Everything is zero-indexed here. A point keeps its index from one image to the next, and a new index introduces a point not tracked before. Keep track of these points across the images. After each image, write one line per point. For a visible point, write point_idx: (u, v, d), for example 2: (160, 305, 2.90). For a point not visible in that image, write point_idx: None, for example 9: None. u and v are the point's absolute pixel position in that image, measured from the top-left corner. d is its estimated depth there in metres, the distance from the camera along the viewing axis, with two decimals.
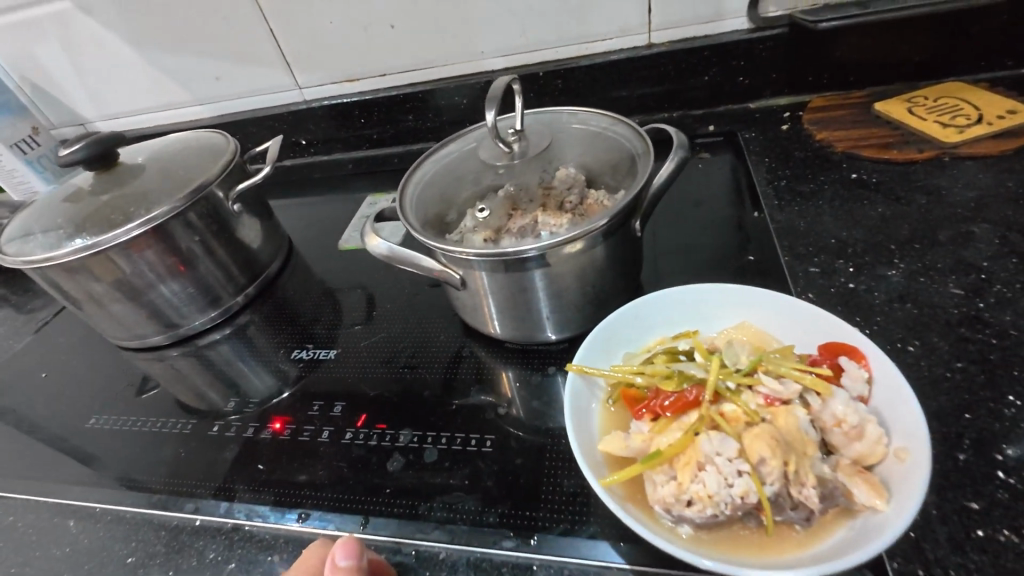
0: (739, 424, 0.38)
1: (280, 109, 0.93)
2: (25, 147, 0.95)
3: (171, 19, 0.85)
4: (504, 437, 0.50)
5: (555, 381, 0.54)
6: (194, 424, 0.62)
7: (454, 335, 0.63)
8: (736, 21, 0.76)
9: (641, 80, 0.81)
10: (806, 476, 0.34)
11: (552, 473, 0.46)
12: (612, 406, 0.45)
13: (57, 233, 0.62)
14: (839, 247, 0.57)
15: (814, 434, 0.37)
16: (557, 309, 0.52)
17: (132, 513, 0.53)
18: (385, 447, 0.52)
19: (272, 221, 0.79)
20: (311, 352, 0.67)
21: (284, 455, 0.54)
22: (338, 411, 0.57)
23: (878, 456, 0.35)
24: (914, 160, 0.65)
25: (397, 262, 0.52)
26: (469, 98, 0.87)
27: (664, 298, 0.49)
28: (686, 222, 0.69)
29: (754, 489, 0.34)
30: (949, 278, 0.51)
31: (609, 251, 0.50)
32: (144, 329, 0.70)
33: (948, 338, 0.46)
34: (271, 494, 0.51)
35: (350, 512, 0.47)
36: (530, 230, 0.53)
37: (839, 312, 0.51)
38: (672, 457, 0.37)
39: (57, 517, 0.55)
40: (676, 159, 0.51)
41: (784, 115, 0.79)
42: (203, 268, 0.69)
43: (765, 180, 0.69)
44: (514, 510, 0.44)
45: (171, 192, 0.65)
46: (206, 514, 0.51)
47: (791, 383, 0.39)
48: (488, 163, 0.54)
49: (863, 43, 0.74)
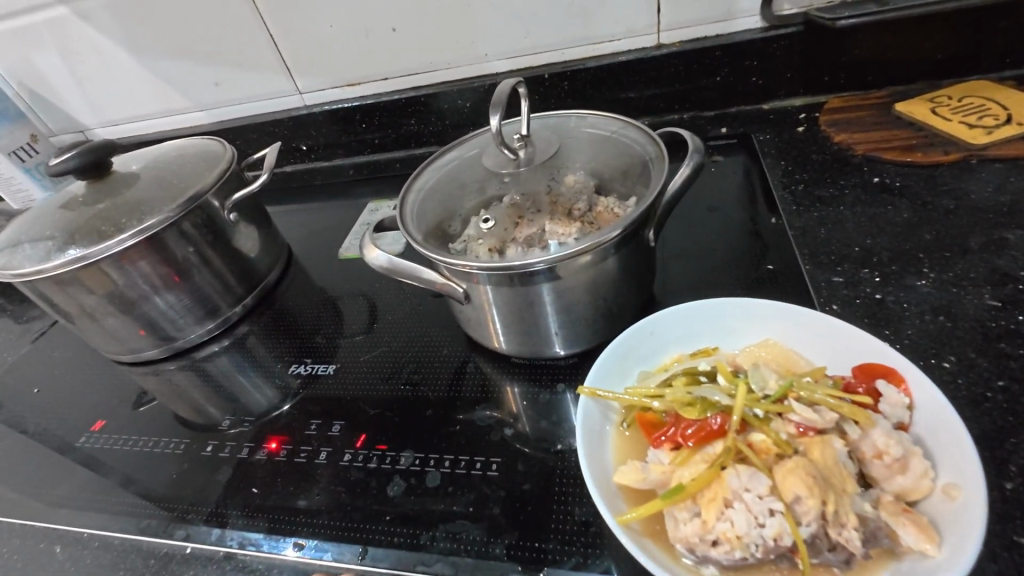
0: (769, 456, 0.36)
1: (280, 114, 0.91)
2: (23, 155, 0.93)
3: (168, 24, 0.83)
4: (511, 460, 0.47)
5: (565, 399, 0.52)
6: (188, 443, 0.59)
7: (458, 349, 0.60)
8: (748, 20, 0.73)
9: (651, 81, 0.79)
10: (846, 517, 0.32)
11: (562, 500, 0.43)
12: (626, 430, 0.42)
13: (47, 244, 0.60)
14: (863, 255, 0.54)
15: (852, 466, 0.35)
16: (567, 323, 0.50)
17: (121, 539, 0.51)
18: (385, 470, 0.49)
19: (271, 229, 0.77)
20: (309, 367, 0.64)
21: (279, 478, 0.52)
22: (337, 431, 0.55)
23: (922, 492, 0.33)
24: (939, 162, 0.61)
25: (396, 275, 0.50)
26: (472, 102, 0.84)
27: (682, 313, 0.46)
28: (699, 228, 0.66)
29: (787, 531, 0.32)
30: (984, 288, 0.48)
31: (621, 262, 0.48)
32: (139, 343, 0.68)
33: (986, 353, 0.43)
34: (265, 520, 0.48)
35: (349, 541, 0.45)
36: (537, 239, 0.49)
37: (867, 325, 0.48)
38: (695, 492, 0.35)
39: (44, 543, 0.53)
40: (692, 164, 0.49)
41: (799, 117, 0.76)
42: (199, 279, 0.66)
43: (781, 184, 0.66)
44: (522, 541, 0.41)
45: (165, 201, 0.63)
46: (197, 541, 0.48)
47: (826, 411, 0.36)
48: (493, 171, 0.52)
49: (882, 41, 0.71)
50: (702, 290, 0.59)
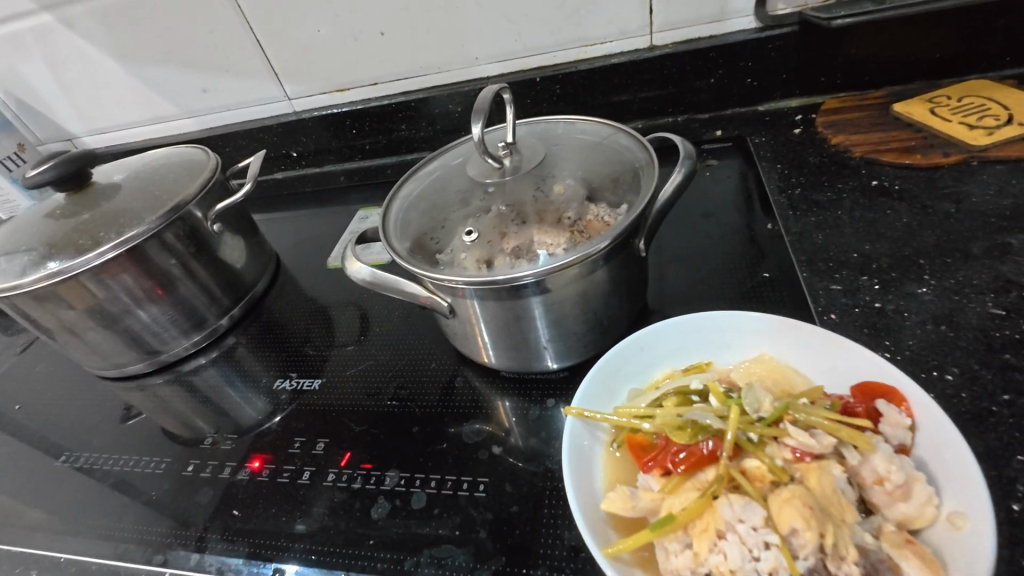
0: (764, 483, 0.34)
1: (269, 121, 0.90)
2: (10, 165, 0.91)
3: (151, 31, 0.81)
4: (499, 480, 0.46)
5: (556, 415, 0.50)
6: (171, 461, 0.58)
7: (446, 362, 0.59)
8: (743, 20, 0.72)
9: (644, 83, 0.77)
10: (845, 550, 0.30)
11: (552, 523, 0.42)
12: (616, 451, 0.41)
13: (24, 257, 0.58)
14: (863, 262, 0.52)
15: (851, 493, 0.33)
16: (557, 337, 0.48)
17: (99, 563, 0.49)
18: (370, 490, 0.48)
19: (258, 238, 0.75)
20: (295, 382, 0.62)
21: (261, 499, 0.50)
22: (320, 450, 0.53)
23: (925, 520, 0.31)
24: (939, 164, 0.60)
25: (379, 289, 0.48)
26: (463, 106, 0.83)
27: (672, 329, 0.45)
28: (694, 235, 0.64)
29: (784, 565, 0.30)
30: (987, 296, 0.46)
31: (612, 274, 0.46)
32: (122, 358, 0.66)
33: (991, 365, 0.42)
34: (246, 545, 0.47)
35: (331, 566, 0.43)
36: (525, 251, 0.46)
37: (866, 336, 0.46)
38: (686, 522, 0.33)
39: (21, 568, 0.51)
40: (683, 169, 0.47)
41: (795, 118, 0.74)
42: (184, 291, 0.65)
43: (777, 188, 0.64)
44: (508, 567, 0.40)
45: (147, 210, 0.61)
46: (176, 567, 0.47)
47: (823, 435, 0.35)
48: (477, 181, 0.51)
49: (878, 40, 0.70)
50: (697, 299, 0.57)
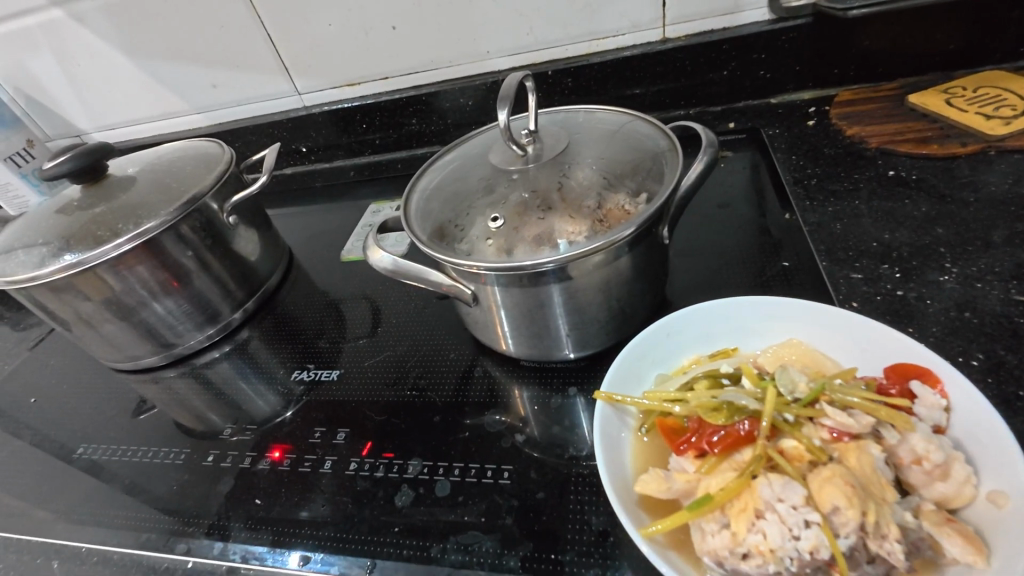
0: (802, 463, 0.34)
1: (279, 115, 0.90)
2: (20, 160, 0.91)
3: (161, 25, 0.81)
4: (523, 467, 0.46)
5: (577, 404, 0.50)
6: (189, 452, 0.58)
7: (465, 351, 0.59)
8: (756, 13, 0.71)
9: (656, 76, 0.77)
10: (887, 528, 0.30)
11: (578, 509, 0.42)
12: (645, 435, 0.41)
13: (41, 249, 0.58)
14: (883, 251, 0.52)
15: (889, 473, 0.33)
16: (578, 326, 0.48)
17: (120, 553, 0.49)
18: (392, 479, 0.48)
19: (270, 232, 0.75)
20: (312, 373, 0.62)
21: (282, 488, 0.50)
22: (341, 439, 0.53)
23: (965, 499, 0.31)
24: (956, 154, 0.60)
25: (402, 278, 0.48)
26: (475, 100, 0.83)
27: (700, 313, 0.45)
28: (709, 226, 0.64)
29: (825, 543, 0.30)
30: (1010, 283, 0.46)
31: (634, 261, 0.46)
32: (137, 351, 0.66)
33: (1016, 351, 0.42)
34: (269, 533, 0.47)
35: (355, 554, 0.43)
36: (546, 238, 0.46)
37: (888, 322, 0.47)
38: (724, 502, 0.33)
39: (41, 558, 0.51)
40: (705, 158, 0.47)
41: (808, 110, 0.74)
42: (199, 284, 0.65)
43: (792, 179, 0.64)
44: (537, 553, 0.40)
45: (163, 202, 0.61)
46: (198, 556, 0.47)
47: (861, 415, 0.35)
48: (500, 168, 0.51)
49: (891, 32, 0.70)
50: (715, 289, 0.57)
